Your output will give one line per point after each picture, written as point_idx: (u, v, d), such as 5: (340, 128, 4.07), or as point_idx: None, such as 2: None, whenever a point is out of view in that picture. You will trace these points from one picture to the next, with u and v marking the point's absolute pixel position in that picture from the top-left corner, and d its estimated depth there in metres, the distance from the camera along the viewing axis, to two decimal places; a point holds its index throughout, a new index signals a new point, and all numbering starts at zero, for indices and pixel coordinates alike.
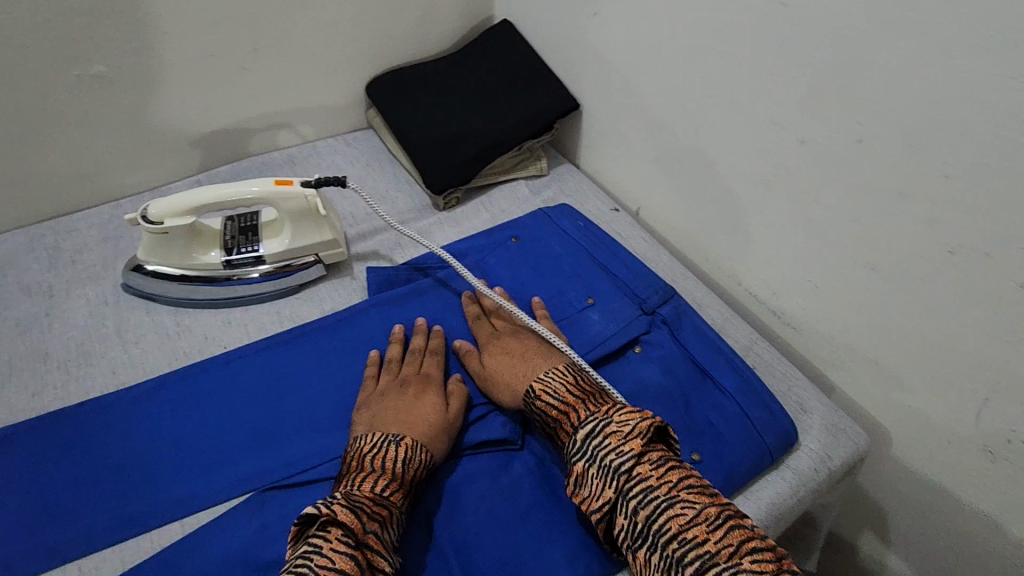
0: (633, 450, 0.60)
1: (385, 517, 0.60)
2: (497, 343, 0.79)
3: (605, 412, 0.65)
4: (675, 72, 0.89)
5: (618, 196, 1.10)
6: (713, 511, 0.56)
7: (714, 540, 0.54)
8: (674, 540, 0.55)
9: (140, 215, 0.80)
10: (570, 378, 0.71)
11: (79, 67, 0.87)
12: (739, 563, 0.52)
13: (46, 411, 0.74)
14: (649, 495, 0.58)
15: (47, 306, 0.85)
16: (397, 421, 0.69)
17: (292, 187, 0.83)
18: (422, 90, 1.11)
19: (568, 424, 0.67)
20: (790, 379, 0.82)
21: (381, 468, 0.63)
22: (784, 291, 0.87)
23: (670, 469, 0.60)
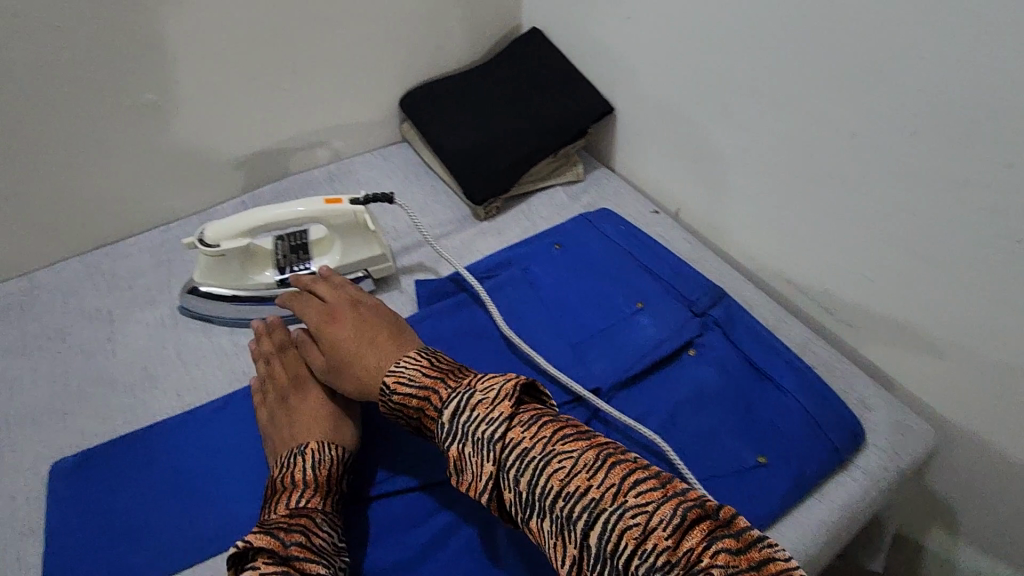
0: (503, 417, 0.58)
1: (305, 525, 0.62)
2: (336, 332, 0.74)
3: (469, 386, 0.63)
4: (714, 73, 0.89)
5: (656, 198, 1.10)
6: (591, 455, 0.54)
7: (597, 485, 0.52)
8: (559, 498, 0.53)
9: (199, 237, 0.82)
10: (426, 362, 0.68)
11: (131, 97, 0.89)
12: (624, 502, 0.50)
13: (117, 435, 0.76)
14: (525, 459, 0.55)
15: (108, 331, 0.86)
16: (301, 433, 0.71)
17: (342, 205, 0.84)
18: (455, 100, 1.11)
19: (430, 409, 0.64)
20: (850, 377, 0.81)
21: (297, 484, 0.66)
22: (836, 286, 0.86)
23: (543, 425, 0.58)
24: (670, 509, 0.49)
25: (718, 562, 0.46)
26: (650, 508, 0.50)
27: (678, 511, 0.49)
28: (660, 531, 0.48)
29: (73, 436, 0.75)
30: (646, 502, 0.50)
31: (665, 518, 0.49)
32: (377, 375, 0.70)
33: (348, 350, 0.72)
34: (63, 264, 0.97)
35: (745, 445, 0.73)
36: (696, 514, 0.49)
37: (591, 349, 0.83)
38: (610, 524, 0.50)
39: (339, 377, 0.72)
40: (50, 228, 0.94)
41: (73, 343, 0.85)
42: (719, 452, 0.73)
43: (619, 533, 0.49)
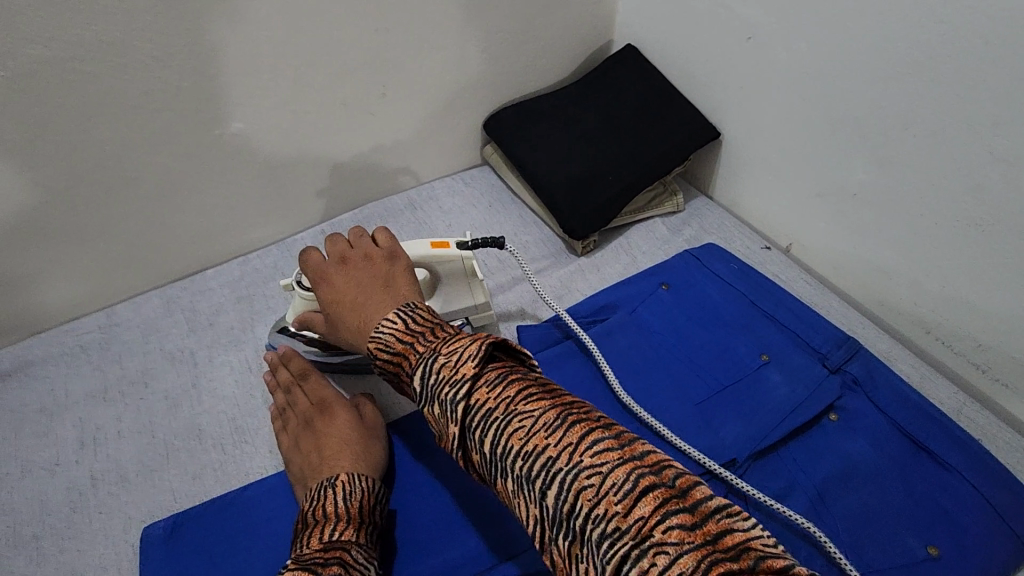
0: (462, 375, 0.49)
1: (342, 558, 0.55)
2: (325, 287, 0.67)
3: (434, 348, 0.52)
4: (854, 101, 0.79)
5: (764, 231, 1.01)
6: (553, 414, 0.46)
7: (555, 444, 0.44)
8: (517, 458, 0.45)
9: (295, 281, 0.75)
10: (402, 324, 0.57)
11: (218, 126, 0.84)
12: (578, 463, 0.43)
13: (210, 496, 0.70)
14: (487, 418, 0.47)
15: (193, 376, 0.81)
16: (326, 462, 0.67)
17: (449, 251, 0.76)
18: (546, 124, 1.04)
19: (404, 373, 0.55)
20: (1017, 451, 0.74)
21: (324, 517, 0.60)
22: (995, 344, 0.75)
23: (508, 383, 0.49)
24: (624, 474, 0.41)
25: (673, 538, 0.39)
26: (605, 470, 0.42)
27: (634, 477, 0.41)
28: (611, 497, 0.41)
29: (164, 497, 0.70)
30: (603, 464, 0.42)
31: (619, 483, 0.41)
32: (361, 331, 0.62)
33: (336, 310, 0.65)
34: (141, 298, 0.92)
35: (911, 532, 0.65)
36: (650, 480, 0.41)
37: (720, 410, 0.75)
38: (565, 486, 0.43)
39: (336, 335, 0.67)
40: (131, 262, 0.89)
41: (158, 389, 0.80)
42: (884, 539, 0.65)
43: (575, 495, 0.42)
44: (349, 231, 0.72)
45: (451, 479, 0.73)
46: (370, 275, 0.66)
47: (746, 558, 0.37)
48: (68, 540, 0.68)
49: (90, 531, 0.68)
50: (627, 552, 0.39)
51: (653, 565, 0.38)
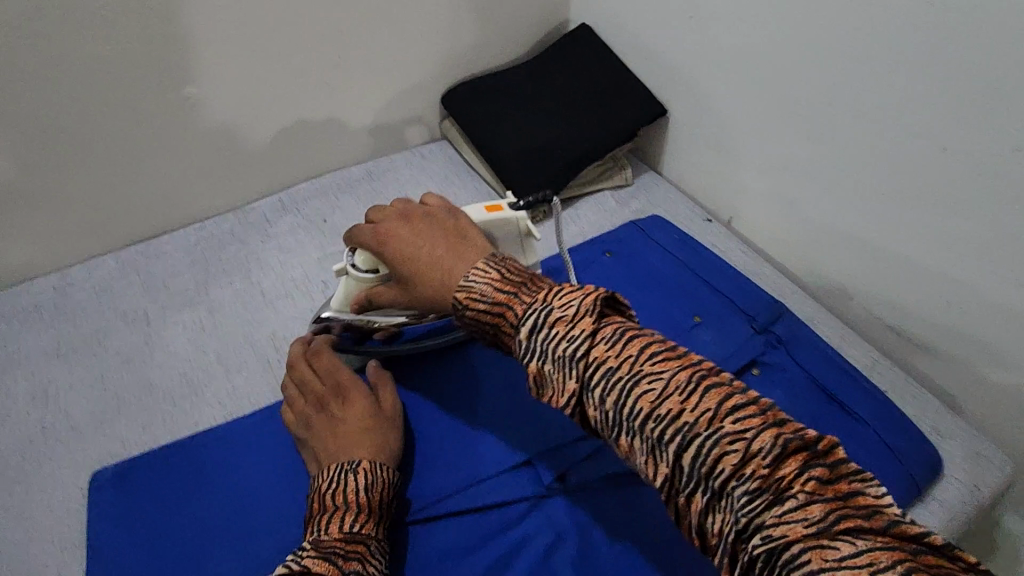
0: (582, 332, 0.51)
1: (362, 552, 0.59)
2: (391, 247, 0.68)
3: (544, 300, 0.54)
4: (784, 77, 0.84)
5: (707, 204, 1.05)
6: (684, 376, 0.48)
7: (691, 408, 0.46)
8: (648, 419, 0.47)
9: (348, 263, 0.73)
10: (496, 274, 0.59)
11: (172, 90, 0.86)
12: (720, 429, 0.45)
13: (159, 444, 0.73)
14: (611, 377, 0.49)
15: (145, 333, 0.83)
16: (340, 447, 0.68)
17: (503, 212, 0.76)
18: (501, 99, 1.07)
19: (507, 325, 0.56)
20: (923, 402, 0.80)
21: (344, 504, 0.62)
22: (906, 307, 0.81)
23: (629, 341, 0.50)
24: (771, 438, 0.44)
25: (810, 490, 0.42)
26: (750, 435, 0.44)
27: (781, 441, 0.43)
28: (760, 459, 0.43)
29: (113, 444, 0.73)
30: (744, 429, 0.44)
31: (767, 446, 0.43)
32: (448, 280, 0.62)
33: (414, 267, 0.65)
34: (95, 260, 0.93)
35: None
36: (797, 445, 0.43)
37: None
38: (703, 450, 0.45)
39: (408, 296, 0.67)
40: (86, 225, 0.91)
41: (110, 345, 0.82)
42: None
43: (714, 459, 0.44)
44: (395, 201, 0.74)
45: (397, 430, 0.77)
46: (438, 228, 0.67)
47: (880, 520, 0.40)
48: (18, 484, 0.70)
49: (39, 476, 0.71)
50: (764, 504, 0.42)
51: (784, 509, 0.41)
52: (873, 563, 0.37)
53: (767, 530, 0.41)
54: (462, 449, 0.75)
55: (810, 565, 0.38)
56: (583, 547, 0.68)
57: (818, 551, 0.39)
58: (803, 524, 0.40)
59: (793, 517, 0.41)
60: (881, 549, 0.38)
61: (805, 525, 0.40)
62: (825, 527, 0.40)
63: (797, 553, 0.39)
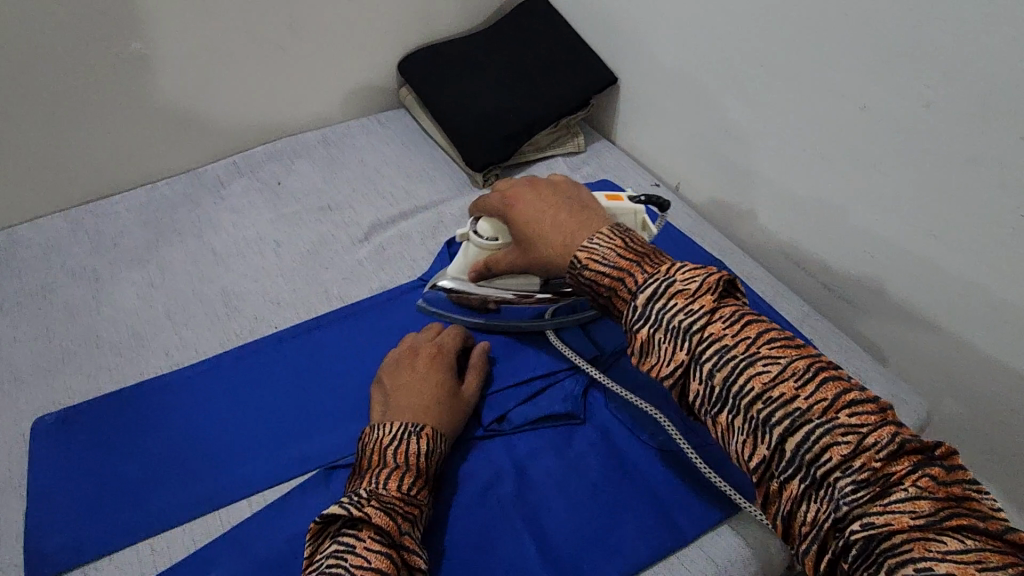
0: (702, 308, 0.53)
1: (415, 516, 0.60)
2: (514, 213, 0.70)
3: (667, 273, 0.56)
4: (723, 42, 0.88)
5: (657, 171, 1.08)
6: (802, 364, 0.49)
7: (805, 396, 0.48)
8: (757, 400, 0.49)
9: (471, 230, 0.76)
10: (620, 241, 0.61)
11: (119, 46, 0.87)
12: (835, 419, 0.46)
13: (104, 393, 0.74)
14: (724, 355, 0.51)
15: (93, 289, 0.84)
16: (412, 407, 0.68)
17: (623, 202, 0.74)
18: (456, 65, 1.08)
19: (623, 290, 0.58)
20: (848, 351, 0.84)
21: (405, 463, 0.62)
22: (838, 263, 0.85)
23: (747, 324, 0.52)
24: (888, 434, 0.46)
25: (922, 486, 0.44)
26: (865, 429, 0.46)
27: (897, 438, 0.45)
28: (872, 453, 0.45)
29: (58, 393, 0.74)
30: (859, 424, 0.46)
31: (882, 442, 0.45)
32: (569, 244, 0.65)
33: (536, 228, 0.67)
34: (42, 219, 0.93)
35: None
36: (914, 446, 0.45)
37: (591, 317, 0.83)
38: (812, 436, 0.47)
39: (526, 258, 0.70)
40: (35, 181, 0.91)
41: (56, 300, 0.82)
42: None
43: (823, 446, 0.46)
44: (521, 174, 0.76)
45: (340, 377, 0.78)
46: (564, 196, 0.69)
47: (993, 524, 0.43)
48: None
49: None
50: (869, 495, 0.45)
51: (891, 501, 0.44)
52: (981, 562, 0.40)
53: (869, 518, 0.44)
54: None
55: (911, 554, 0.42)
56: (519, 486, 0.70)
57: (921, 542, 0.42)
58: (910, 516, 0.43)
59: (901, 508, 0.43)
60: (990, 550, 0.41)
61: (911, 516, 0.43)
62: (933, 523, 0.43)
63: (899, 542, 0.43)
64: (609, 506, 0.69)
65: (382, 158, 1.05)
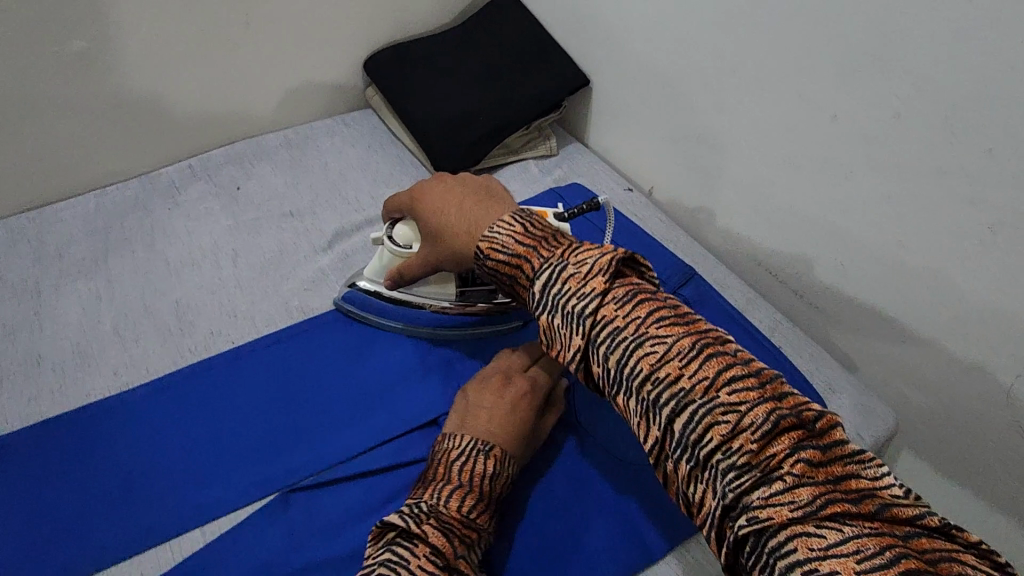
0: (594, 290, 0.52)
1: (472, 539, 0.58)
2: (421, 211, 0.69)
3: (562, 256, 0.55)
4: (695, 46, 0.86)
5: (631, 175, 1.07)
6: (688, 342, 0.48)
7: (690, 375, 0.47)
8: (646, 381, 0.48)
9: (386, 235, 0.74)
10: (519, 227, 0.59)
11: (58, 44, 0.81)
12: (715, 398, 0.45)
13: (44, 417, 0.70)
14: (616, 338, 0.50)
15: (35, 304, 0.79)
16: (483, 422, 0.65)
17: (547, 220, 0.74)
18: (423, 64, 1.04)
19: (523, 276, 0.58)
20: (819, 360, 0.84)
21: (468, 483, 0.60)
22: (809, 271, 0.85)
23: (639, 304, 0.51)
24: (764, 413, 0.44)
25: (799, 472, 0.42)
26: (743, 408, 0.44)
27: (773, 417, 0.44)
28: (749, 434, 0.44)
29: None
30: (739, 402, 0.45)
31: (758, 422, 0.44)
32: (474, 233, 0.64)
33: (439, 220, 0.67)
34: None
35: None
36: (790, 423, 0.44)
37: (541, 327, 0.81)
38: (696, 418, 0.45)
39: (437, 255, 0.69)
40: None
41: None
42: None
43: (705, 428, 0.45)
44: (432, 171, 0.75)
45: (301, 395, 0.74)
46: (468, 185, 0.68)
47: (868, 504, 0.41)
48: None
49: None
50: (752, 481, 0.43)
51: (771, 492, 0.42)
52: (859, 551, 0.39)
53: (753, 511, 0.42)
54: (371, 412, 0.73)
55: (795, 554, 0.40)
56: None
57: (803, 539, 0.40)
58: (791, 507, 0.42)
59: (780, 499, 0.42)
60: (867, 535, 0.39)
61: (791, 508, 0.41)
62: (810, 512, 0.41)
63: (784, 539, 0.41)
64: (578, 525, 0.67)
65: (348, 162, 1.02)
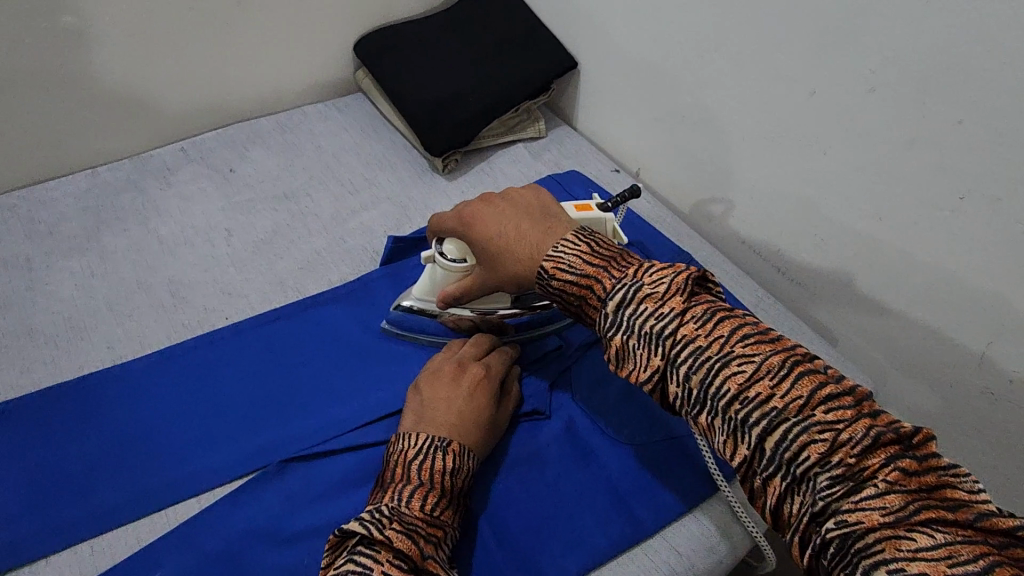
0: (674, 310, 0.52)
1: (439, 538, 0.57)
2: (475, 231, 0.68)
3: (635, 275, 0.56)
4: (678, 26, 0.88)
5: (618, 157, 1.09)
6: (777, 360, 0.49)
7: (781, 395, 0.47)
8: (734, 401, 0.49)
9: (437, 251, 0.73)
10: (585, 246, 0.60)
11: (48, 20, 0.82)
12: (810, 417, 0.46)
13: (38, 388, 0.71)
14: (699, 358, 0.50)
15: (26, 279, 0.80)
16: (439, 418, 0.65)
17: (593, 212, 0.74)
18: (412, 48, 1.05)
19: (593, 297, 0.58)
20: (799, 333, 0.86)
21: (429, 481, 0.60)
22: (790, 247, 0.88)
23: (720, 322, 0.52)
24: (862, 428, 0.45)
25: (892, 480, 0.44)
26: (841, 425, 0.46)
27: (872, 432, 0.45)
28: (849, 449, 0.45)
29: None
30: (836, 420, 0.46)
31: (857, 437, 0.45)
32: (535, 256, 0.63)
33: (494, 244, 0.66)
34: None
35: None
36: (889, 438, 0.45)
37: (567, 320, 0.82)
38: (790, 436, 0.46)
39: (497, 279, 0.68)
40: None
41: None
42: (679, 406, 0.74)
43: (801, 445, 0.46)
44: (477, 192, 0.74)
45: (297, 370, 0.76)
46: (520, 206, 0.67)
47: (965, 512, 0.42)
48: None
49: None
50: (843, 490, 0.44)
51: (861, 497, 0.44)
52: (951, 555, 0.39)
53: (842, 515, 0.43)
54: (367, 388, 0.74)
55: (884, 554, 0.41)
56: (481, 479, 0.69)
57: (892, 541, 0.41)
58: (881, 512, 0.42)
59: (871, 504, 0.43)
60: (962, 541, 0.40)
61: (881, 513, 0.42)
62: (902, 517, 0.42)
63: (871, 540, 0.42)
64: (570, 495, 0.69)
65: (339, 144, 1.03)
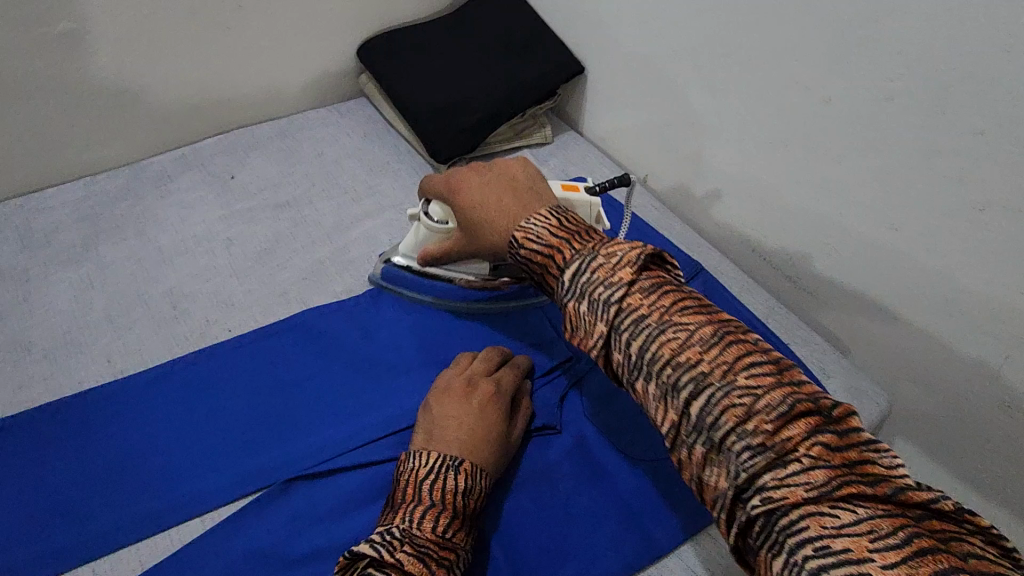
0: (621, 279, 0.52)
1: (451, 561, 0.55)
2: (459, 200, 0.68)
3: (592, 248, 0.55)
4: (688, 31, 0.86)
5: (626, 163, 1.07)
6: (710, 330, 0.48)
7: (711, 361, 0.47)
8: (667, 366, 0.48)
9: (421, 211, 0.74)
10: (555, 221, 0.59)
11: (44, 25, 0.80)
12: (733, 381, 0.45)
13: (36, 405, 0.69)
14: (641, 326, 0.50)
15: (23, 291, 0.78)
16: (448, 435, 0.64)
17: (579, 193, 0.72)
18: (417, 51, 1.04)
19: (552, 268, 0.57)
20: (813, 345, 0.85)
21: (441, 502, 0.58)
22: (803, 257, 0.86)
23: (664, 294, 0.51)
24: (782, 397, 0.44)
25: (814, 455, 0.42)
26: (760, 391, 0.45)
27: (792, 400, 0.44)
28: (765, 416, 0.44)
29: None
30: (757, 386, 0.45)
31: (773, 404, 0.44)
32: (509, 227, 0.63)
33: (474, 215, 0.66)
34: None
35: None
36: (807, 407, 0.43)
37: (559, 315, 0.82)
38: (714, 401, 0.46)
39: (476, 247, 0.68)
40: None
41: None
42: None
43: (722, 410, 0.45)
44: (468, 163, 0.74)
45: (302, 384, 0.74)
46: (504, 179, 0.66)
47: (884, 487, 0.40)
48: None
49: None
50: (765, 462, 0.43)
51: (784, 473, 0.42)
52: (872, 531, 0.38)
53: (767, 491, 0.42)
54: (373, 402, 0.73)
55: (809, 532, 0.39)
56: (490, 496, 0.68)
57: (818, 518, 0.40)
58: (805, 488, 0.41)
59: (796, 480, 0.42)
60: (881, 516, 0.39)
61: (806, 489, 0.41)
62: (824, 494, 0.41)
63: (796, 518, 0.40)
64: (581, 514, 0.67)
65: (342, 151, 1.01)
